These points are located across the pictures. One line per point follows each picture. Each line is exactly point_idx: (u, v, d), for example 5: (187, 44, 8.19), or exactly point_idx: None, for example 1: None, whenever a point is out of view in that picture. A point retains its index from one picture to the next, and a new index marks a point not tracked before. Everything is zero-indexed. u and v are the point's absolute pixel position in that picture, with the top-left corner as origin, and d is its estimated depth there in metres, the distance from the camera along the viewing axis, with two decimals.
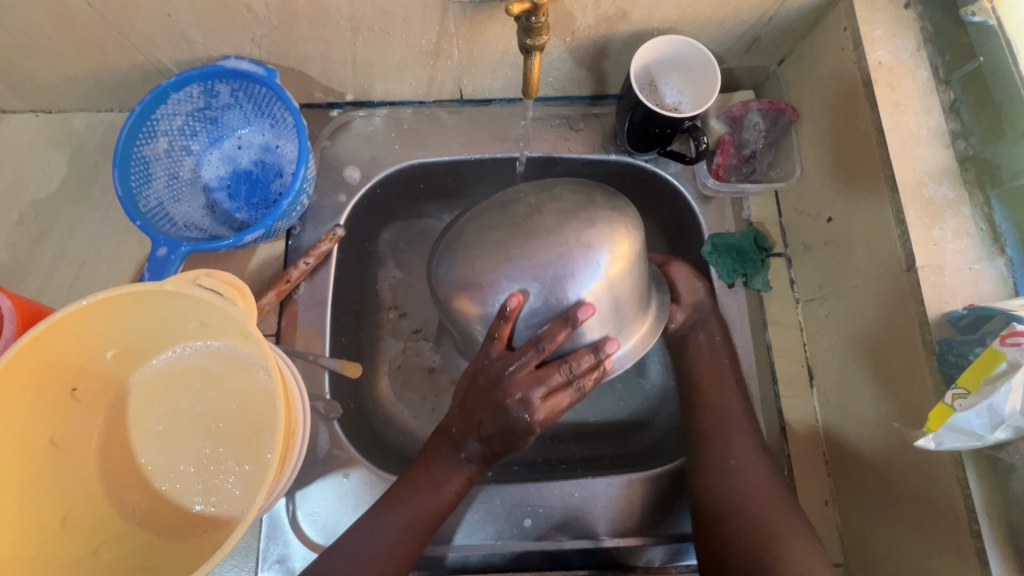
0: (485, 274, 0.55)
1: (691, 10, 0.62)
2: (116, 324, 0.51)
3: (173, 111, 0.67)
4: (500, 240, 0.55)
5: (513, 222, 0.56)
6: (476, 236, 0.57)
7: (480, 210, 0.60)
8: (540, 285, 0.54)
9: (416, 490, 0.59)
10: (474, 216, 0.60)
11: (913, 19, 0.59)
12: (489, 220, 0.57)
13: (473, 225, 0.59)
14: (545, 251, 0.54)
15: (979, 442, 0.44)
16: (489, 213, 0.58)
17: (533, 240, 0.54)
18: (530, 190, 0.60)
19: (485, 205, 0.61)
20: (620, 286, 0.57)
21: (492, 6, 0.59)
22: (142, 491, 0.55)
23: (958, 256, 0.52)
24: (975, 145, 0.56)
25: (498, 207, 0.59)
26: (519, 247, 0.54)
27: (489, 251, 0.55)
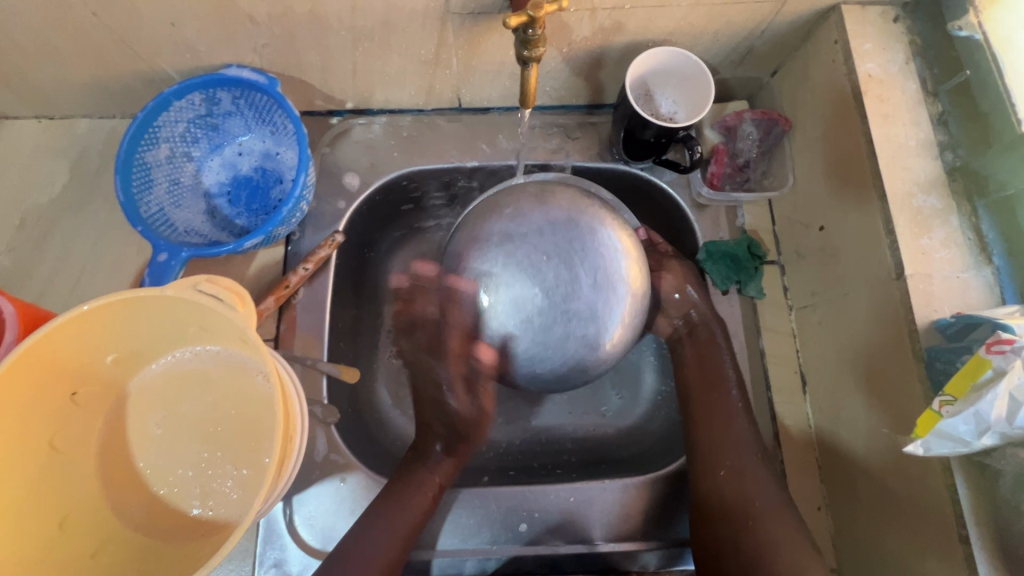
0: (513, 327, 0.58)
1: (684, 23, 0.63)
2: (116, 328, 0.52)
3: (175, 118, 0.68)
4: (535, 296, 0.57)
5: (550, 279, 0.57)
6: (508, 282, 0.58)
7: (512, 241, 0.59)
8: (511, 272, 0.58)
9: (399, 492, 0.61)
10: (505, 248, 0.59)
11: (901, 33, 0.61)
12: (523, 267, 0.58)
13: (505, 265, 0.58)
14: (576, 313, 0.57)
15: (966, 448, 0.45)
16: (524, 258, 0.58)
17: (567, 300, 0.57)
18: (567, 225, 0.59)
19: (518, 233, 0.59)
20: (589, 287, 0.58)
21: (490, 17, 0.60)
22: (140, 495, 0.55)
23: (945, 265, 0.53)
24: (963, 156, 0.57)
25: (533, 248, 0.58)
26: (552, 307, 0.57)
27: (522, 305, 0.57)
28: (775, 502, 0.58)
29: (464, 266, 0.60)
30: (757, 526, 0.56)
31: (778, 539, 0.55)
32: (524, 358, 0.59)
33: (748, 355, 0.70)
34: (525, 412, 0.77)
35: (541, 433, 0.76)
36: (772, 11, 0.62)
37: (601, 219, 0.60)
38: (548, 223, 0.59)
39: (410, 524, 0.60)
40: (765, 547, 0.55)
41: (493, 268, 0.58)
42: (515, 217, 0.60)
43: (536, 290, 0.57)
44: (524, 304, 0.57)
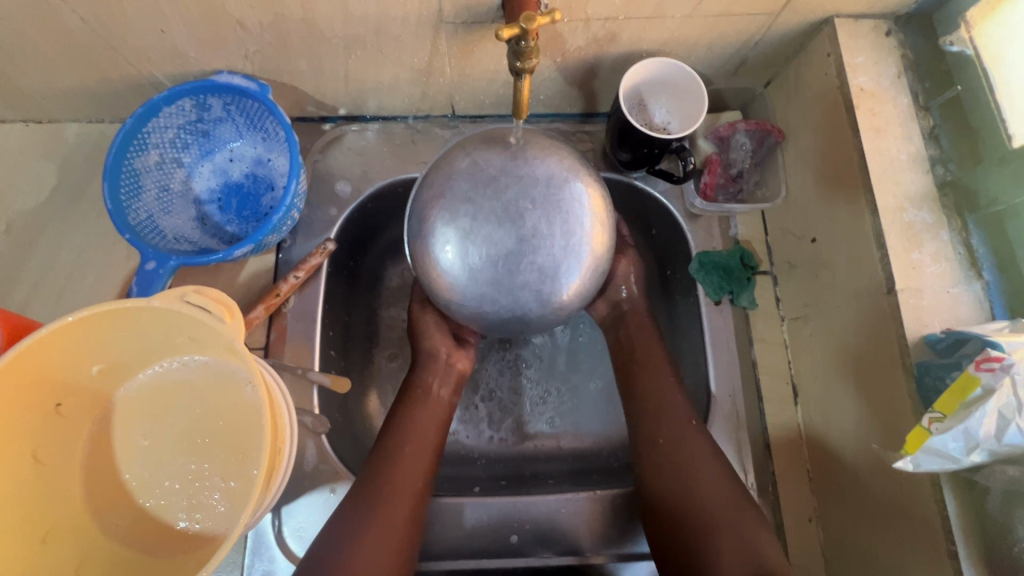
0: (474, 264, 0.54)
1: (678, 34, 0.63)
2: (102, 339, 0.51)
3: (164, 124, 0.67)
4: (505, 235, 0.52)
5: (514, 202, 0.53)
6: (482, 216, 0.53)
7: (496, 174, 0.54)
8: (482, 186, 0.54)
9: (417, 425, 0.64)
10: (486, 180, 0.54)
11: (894, 46, 0.61)
12: (500, 202, 0.53)
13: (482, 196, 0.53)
14: (538, 265, 0.53)
15: (955, 464, 0.45)
16: (497, 177, 0.54)
17: (535, 250, 0.53)
18: (551, 173, 0.54)
19: (503, 168, 0.54)
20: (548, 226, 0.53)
21: (484, 27, 0.60)
22: (125, 507, 0.54)
23: (936, 280, 0.54)
24: (953, 171, 0.57)
25: (514, 186, 0.53)
26: (509, 234, 0.53)
27: (490, 247, 0.53)
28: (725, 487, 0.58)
29: (437, 173, 0.57)
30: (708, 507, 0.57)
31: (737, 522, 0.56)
32: (476, 299, 0.55)
33: (740, 366, 0.69)
34: (516, 422, 0.76)
35: (533, 443, 0.75)
36: (765, 23, 0.62)
37: (582, 179, 0.56)
38: (535, 167, 0.55)
39: (433, 450, 0.63)
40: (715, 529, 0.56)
41: (470, 197, 0.53)
42: (505, 152, 0.56)
43: (507, 230, 0.53)
44: (494, 241, 0.53)
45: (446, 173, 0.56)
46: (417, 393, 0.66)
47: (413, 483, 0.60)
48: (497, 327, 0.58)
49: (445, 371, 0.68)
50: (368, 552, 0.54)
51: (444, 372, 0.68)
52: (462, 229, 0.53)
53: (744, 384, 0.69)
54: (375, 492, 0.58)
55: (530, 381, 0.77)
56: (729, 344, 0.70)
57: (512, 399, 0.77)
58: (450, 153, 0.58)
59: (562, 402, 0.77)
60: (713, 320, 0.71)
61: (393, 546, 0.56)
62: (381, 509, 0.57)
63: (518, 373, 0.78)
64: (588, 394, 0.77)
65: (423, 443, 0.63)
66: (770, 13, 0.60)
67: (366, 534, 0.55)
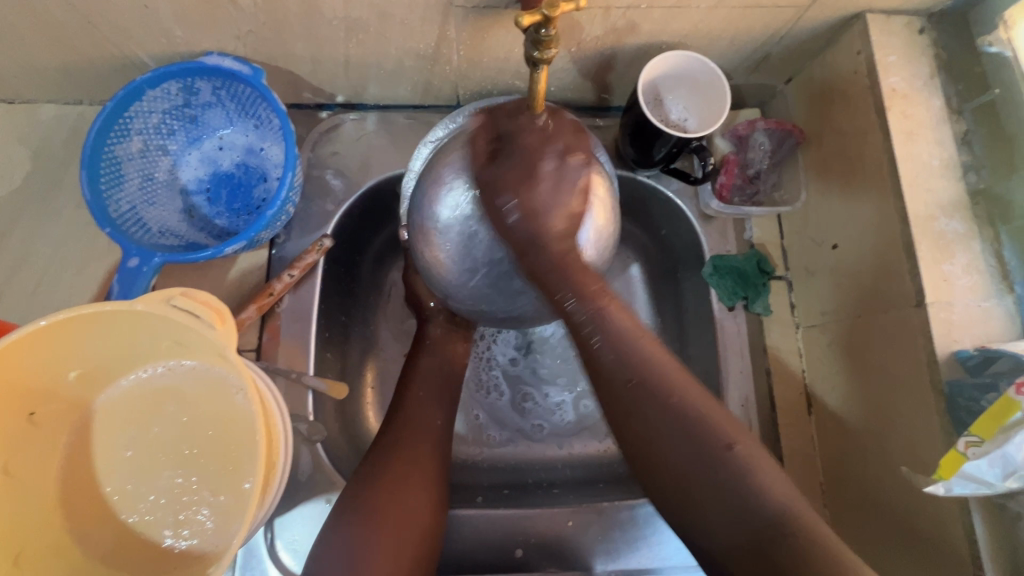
0: (473, 265, 0.54)
1: (701, 26, 0.59)
2: (81, 342, 0.48)
3: (149, 108, 0.63)
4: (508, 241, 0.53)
5: None
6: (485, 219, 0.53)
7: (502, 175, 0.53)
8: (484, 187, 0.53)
9: (430, 370, 0.65)
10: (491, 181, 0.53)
11: (927, 44, 0.58)
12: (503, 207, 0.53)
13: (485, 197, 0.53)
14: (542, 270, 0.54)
15: (989, 490, 0.44)
16: None
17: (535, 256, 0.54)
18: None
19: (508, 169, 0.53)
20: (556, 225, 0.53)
21: (497, 13, 0.56)
22: (106, 523, 0.51)
23: (967, 293, 0.52)
24: (986, 178, 0.55)
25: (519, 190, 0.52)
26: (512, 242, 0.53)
27: (493, 253, 0.53)
28: (682, 376, 0.47)
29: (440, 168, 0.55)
30: (676, 413, 0.45)
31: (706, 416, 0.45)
32: (474, 297, 0.57)
33: (754, 374, 0.67)
34: (521, 426, 0.73)
35: (538, 449, 0.72)
36: (794, 17, 0.58)
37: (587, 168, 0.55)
38: None
39: (449, 395, 0.64)
40: (677, 437, 0.45)
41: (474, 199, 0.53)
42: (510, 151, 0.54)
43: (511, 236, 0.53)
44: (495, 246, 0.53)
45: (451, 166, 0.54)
46: (426, 344, 0.67)
47: (431, 420, 0.61)
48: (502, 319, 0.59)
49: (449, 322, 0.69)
50: (399, 483, 0.54)
51: (449, 325, 0.68)
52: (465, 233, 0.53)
53: (757, 392, 0.66)
54: (388, 463, 0.56)
55: (527, 393, 0.74)
56: (743, 351, 0.67)
57: (498, 389, 0.74)
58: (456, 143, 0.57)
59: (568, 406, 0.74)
60: (726, 326, 0.68)
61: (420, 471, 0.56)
62: (405, 446, 0.57)
63: (514, 375, 0.75)
64: None
65: (437, 384, 0.64)
66: (801, 5, 0.57)
67: (393, 465, 0.55)
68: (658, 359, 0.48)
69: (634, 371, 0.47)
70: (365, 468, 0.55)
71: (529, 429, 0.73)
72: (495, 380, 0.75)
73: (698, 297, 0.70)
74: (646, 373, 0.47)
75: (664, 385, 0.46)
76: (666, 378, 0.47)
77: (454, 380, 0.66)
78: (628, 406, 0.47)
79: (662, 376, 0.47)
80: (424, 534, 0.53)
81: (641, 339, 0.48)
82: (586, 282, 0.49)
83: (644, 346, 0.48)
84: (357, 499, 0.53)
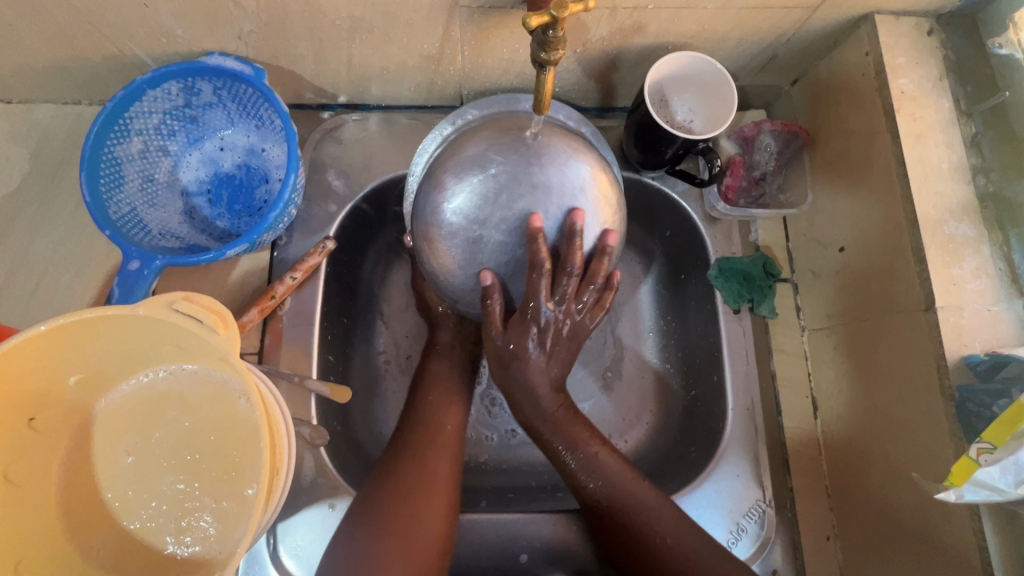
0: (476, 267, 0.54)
1: (708, 27, 0.59)
2: (81, 347, 0.47)
3: (149, 109, 0.62)
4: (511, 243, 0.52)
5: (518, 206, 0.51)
6: (489, 220, 0.52)
7: (514, 168, 0.52)
8: (487, 187, 0.52)
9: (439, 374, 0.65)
10: (503, 174, 0.52)
11: (936, 46, 0.58)
12: (513, 199, 0.51)
13: (494, 189, 0.52)
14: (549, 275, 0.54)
15: (1002, 496, 0.43)
16: (503, 177, 0.52)
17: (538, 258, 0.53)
18: (558, 183, 0.52)
19: (519, 164, 0.52)
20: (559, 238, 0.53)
21: (502, 12, 0.55)
22: (108, 530, 0.50)
23: (976, 297, 0.51)
24: (995, 182, 0.55)
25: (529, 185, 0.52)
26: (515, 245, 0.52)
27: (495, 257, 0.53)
28: (680, 519, 0.56)
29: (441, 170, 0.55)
30: (672, 554, 0.54)
31: (696, 562, 0.54)
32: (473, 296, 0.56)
33: (759, 377, 0.66)
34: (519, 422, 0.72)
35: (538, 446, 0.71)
36: (802, 18, 0.58)
37: (587, 169, 0.54)
38: (547, 161, 0.53)
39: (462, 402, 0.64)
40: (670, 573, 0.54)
41: (481, 195, 0.52)
42: (520, 148, 0.53)
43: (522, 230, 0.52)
44: (498, 248, 0.52)
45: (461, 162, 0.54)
46: (434, 349, 0.67)
47: (443, 425, 0.60)
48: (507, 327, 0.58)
49: (457, 326, 0.69)
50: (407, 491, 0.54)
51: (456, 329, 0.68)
52: (467, 236, 0.53)
53: (763, 396, 0.66)
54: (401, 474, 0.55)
55: None
56: (749, 354, 0.67)
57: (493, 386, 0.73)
58: (457, 143, 0.56)
59: None
60: (731, 330, 0.67)
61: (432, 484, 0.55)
62: (413, 454, 0.57)
63: None
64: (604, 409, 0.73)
65: (448, 390, 0.64)
66: (809, 6, 0.56)
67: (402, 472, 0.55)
68: (650, 499, 0.57)
69: (632, 518, 0.56)
70: (375, 480, 0.55)
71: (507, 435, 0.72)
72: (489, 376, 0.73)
73: (703, 299, 0.70)
74: (637, 512, 0.56)
75: (655, 525, 0.56)
76: (658, 519, 0.56)
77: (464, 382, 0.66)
78: (627, 537, 0.56)
79: (652, 515, 0.56)
80: (434, 541, 0.52)
81: (635, 484, 0.57)
82: (574, 433, 0.58)
83: (639, 497, 0.57)
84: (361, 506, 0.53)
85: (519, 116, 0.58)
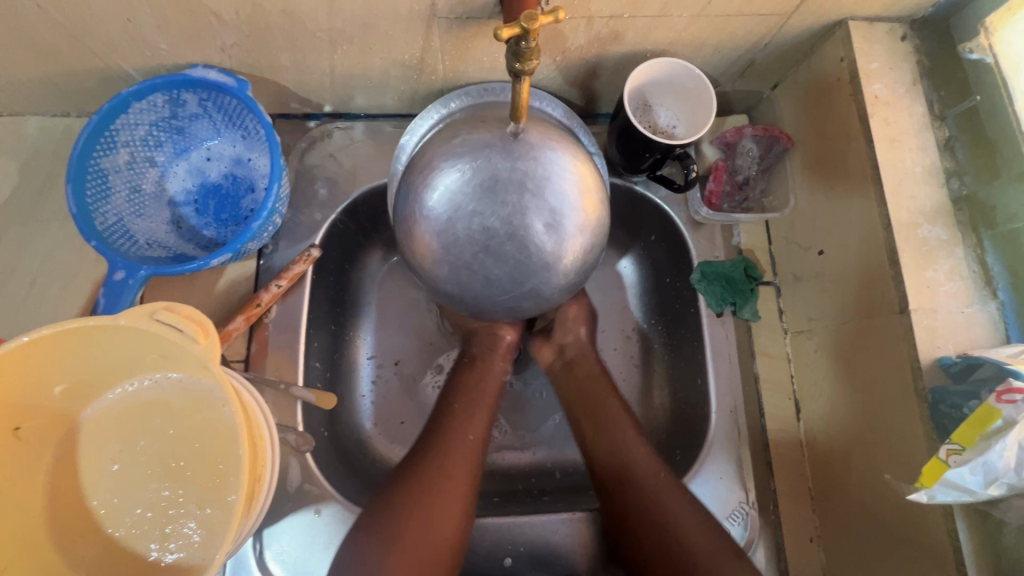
0: (464, 271, 0.53)
1: (685, 34, 0.59)
2: (66, 357, 0.48)
3: (135, 121, 0.63)
4: (492, 234, 0.51)
5: (484, 201, 0.51)
6: (463, 224, 0.52)
7: (474, 182, 0.51)
8: (451, 196, 0.52)
9: (468, 385, 0.65)
10: (463, 193, 0.51)
11: (910, 51, 0.58)
12: (494, 211, 0.51)
13: (464, 212, 0.51)
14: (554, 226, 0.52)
15: (970, 496, 0.44)
16: (461, 181, 0.52)
17: (523, 239, 0.51)
18: (519, 167, 0.51)
19: (468, 178, 0.52)
20: (554, 203, 0.52)
21: (480, 23, 0.56)
22: (93, 537, 0.51)
23: (950, 299, 0.52)
24: (969, 184, 0.56)
25: (496, 185, 0.51)
26: (493, 238, 0.51)
27: (476, 255, 0.52)
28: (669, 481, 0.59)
29: (410, 192, 0.56)
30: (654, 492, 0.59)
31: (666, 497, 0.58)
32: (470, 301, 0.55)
33: (741, 379, 0.67)
34: (504, 422, 0.73)
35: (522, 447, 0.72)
36: (777, 24, 0.59)
37: (539, 145, 0.53)
38: (499, 153, 0.52)
39: (490, 409, 0.64)
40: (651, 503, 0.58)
41: (449, 203, 0.52)
42: (471, 152, 0.52)
43: (504, 229, 0.51)
44: (481, 245, 0.52)
45: (430, 211, 0.53)
46: (467, 360, 0.68)
47: (465, 433, 0.61)
48: (555, 293, 0.55)
49: (491, 337, 0.69)
50: (423, 497, 0.55)
51: (491, 342, 0.69)
52: (446, 245, 0.53)
53: (745, 399, 0.66)
54: (418, 482, 0.56)
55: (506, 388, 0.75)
56: (731, 356, 0.67)
57: None
58: (420, 159, 0.57)
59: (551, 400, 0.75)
60: (714, 333, 0.68)
61: (449, 494, 0.56)
62: (439, 453, 0.59)
63: None
64: None
65: (479, 401, 0.64)
66: (783, 13, 0.57)
67: (419, 479, 0.56)
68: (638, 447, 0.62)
69: (621, 459, 0.62)
70: (393, 485, 0.57)
71: None
72: None
73: (686, 303, 0.71)
74: (631, 463, 0.61)
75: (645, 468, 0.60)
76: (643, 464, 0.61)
77: (495, 397, 0.66)
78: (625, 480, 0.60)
79: (643, 462, 0.61)
80: (446, 546, 0.54)
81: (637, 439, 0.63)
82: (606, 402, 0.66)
83: (638, 454, 0.61)
84: (379, 517, 0.54)
85: (456, 126, 0.57)
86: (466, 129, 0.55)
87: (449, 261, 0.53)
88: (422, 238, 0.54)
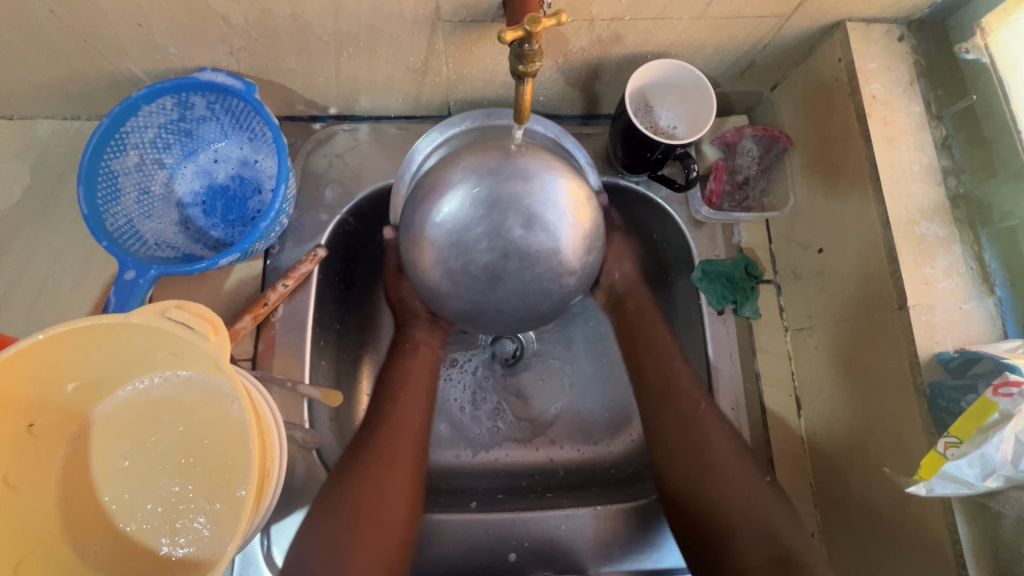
0: (477, 294, 0.55)
1: (685, 36, 0.60)
2: (80, 355, 0.49)
3: (144, 123, 0.64)
4: (495, 255, 0.53)
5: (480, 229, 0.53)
6: (467, 255, 0.53)
7: (467, 215, 0.53)
8: (448, 233, 0.54)
9: (408, 374, 0.66)
10: (459, 229, 0.53)
11: (907, 52, 0.59)
12: (490, 235, 0.52)
13: (465, 245, 0.53)
14: (548, 232, 0.53)
15: (969, 489, 0.45)
16: (453, 219, 0.54)
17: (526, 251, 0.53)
18: (501, 190, 0.53)
19: (460, 214, 0.53)
20: (544, 211, 0.53)
21: (483, 26, 0.57)
22: (103, 533, 0.52)
23: (948, 296, 0.53)
24: (966, 182, 0.56)
25: (489, 213, 0.53)
26: (497, 258, 0.53)
27: (484, 275, 0.54)
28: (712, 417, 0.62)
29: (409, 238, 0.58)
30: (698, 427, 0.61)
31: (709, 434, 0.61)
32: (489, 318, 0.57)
33: (743, 377, 0.68)
34: (511, 416, 0.74)
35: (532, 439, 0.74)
36: (776, 26, 0.60)
37: (510, 166, 0.54)
38: (477, 185, 0.54)
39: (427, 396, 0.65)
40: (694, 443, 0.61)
41: (450, 241, 0.54)
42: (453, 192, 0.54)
43: (504, 248, 0.53)
44: (489, 269, 0.53)
45: (432, 250, 0.55)
46: (405, 346, 0.68)
47: (408, 421, 0.62)
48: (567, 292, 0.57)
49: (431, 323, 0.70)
50: (369, 487, 0.56)
51: (429, 327, 0.70)
52: (455, 273, 0.54)
53: (747, 395, 0.67)
54: (361, 472, 0.57)
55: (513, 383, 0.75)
56: (733, 353, 0.68)
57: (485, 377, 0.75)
58: (407, 205, 0.59)
59: (560, 394, 0.75)
60: (715, 330, 0.69)
61: (391, 482, 0.57)
62: (385, 444, 0.59)
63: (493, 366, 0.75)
64: (594, 405, 0.75)
65: (416, 386, 0.65)
66: (782, 15, 0.58)
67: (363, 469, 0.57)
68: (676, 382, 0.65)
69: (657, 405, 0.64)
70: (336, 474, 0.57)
71: (486, 434, 0.73)
72: (478, 372, 0.75)
73: (687, 301, 0.72)
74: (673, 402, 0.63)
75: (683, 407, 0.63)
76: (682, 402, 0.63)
77: (433, 381, 0.67)
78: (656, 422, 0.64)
79: (683, 402, 0.63)
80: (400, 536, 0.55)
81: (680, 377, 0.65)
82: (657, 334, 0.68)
83: (678, 384, 0.64)
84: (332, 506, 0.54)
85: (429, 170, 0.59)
86: (441, 171, 0.57)
87: (459, 285, 0.55)
88: (428, 271, 0.56)
